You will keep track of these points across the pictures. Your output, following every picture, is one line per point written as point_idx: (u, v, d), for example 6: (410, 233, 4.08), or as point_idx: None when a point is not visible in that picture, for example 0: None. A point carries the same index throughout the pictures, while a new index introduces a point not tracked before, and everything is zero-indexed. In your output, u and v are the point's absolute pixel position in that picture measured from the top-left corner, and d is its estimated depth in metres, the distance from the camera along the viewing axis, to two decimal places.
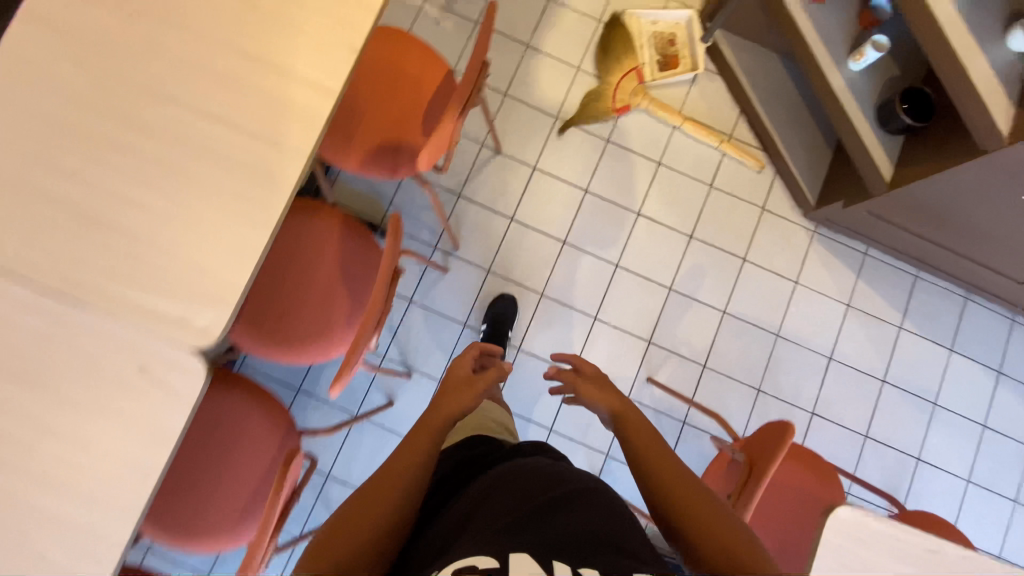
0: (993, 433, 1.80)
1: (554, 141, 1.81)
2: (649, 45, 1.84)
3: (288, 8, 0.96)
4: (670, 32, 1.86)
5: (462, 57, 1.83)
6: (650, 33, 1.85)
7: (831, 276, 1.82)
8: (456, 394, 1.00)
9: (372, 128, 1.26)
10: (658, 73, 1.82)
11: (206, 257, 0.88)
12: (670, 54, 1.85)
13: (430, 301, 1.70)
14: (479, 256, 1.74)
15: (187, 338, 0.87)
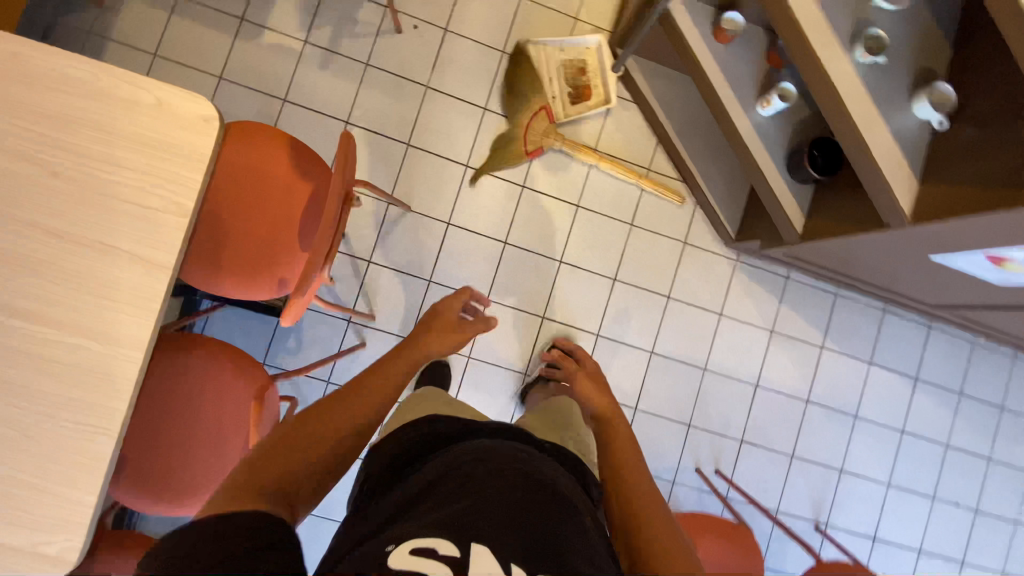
0: (910, 437, 1.88)
1: (466, 192, 1.70)
2: (559, 77, 1.72)
3: (94, 172, 0.82)
4: (580, 59, 1.74)
5: (355, 104, 1.66)
6: (561, 62, 1.73)
7: (755, 304, 1.82)
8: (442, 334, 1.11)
9: (240, 246, 1.13)
10: (570, 109, 1.72)
11: (47, 479, 0.81)
12: (582, 84, 1.73)
13: (350, 380, 1.62)
14: (398, 325, 1.65)
15: (42, 568, 0.82)
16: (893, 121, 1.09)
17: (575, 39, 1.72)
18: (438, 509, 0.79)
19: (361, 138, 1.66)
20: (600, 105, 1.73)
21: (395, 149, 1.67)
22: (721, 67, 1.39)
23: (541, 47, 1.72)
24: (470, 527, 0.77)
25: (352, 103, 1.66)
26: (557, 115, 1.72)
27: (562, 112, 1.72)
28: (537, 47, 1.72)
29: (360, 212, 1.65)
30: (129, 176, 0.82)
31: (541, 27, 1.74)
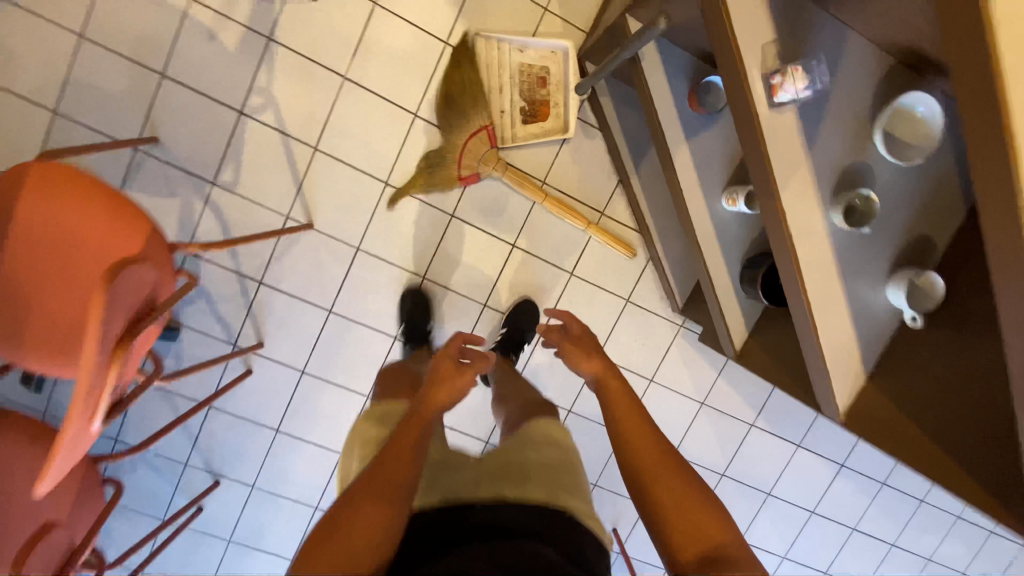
0: (818, 518, 1.84)
1: (383, 214, 1.45)
2: (512, 87, 1.40)
3: None
4: (543, 66, 1.40)
5: (252, 90, 1.35)
6: (518, 67, 1.39)
7: (691, 374, 1.67)
8: (448, 384, 0.87)
9: (47, 327, 0.93)
10: (522, 131, 1.42)
11: None
12: (540, 100, 1.41)
13: (234, 406, 1.50)
14: (291, 356, 1.49)
15: None
16: (859, 296, 0.86)
17: (539, 41, 1.37)
18: None
19: (259, 134, 1.37)
20: (557, 130, 1.43)
21: (301, 153, 1.39)
22: (690, 141, 1.10)
23: (496, 45, 1.38)
24: None
25: (249, 88, 1.35)
26: (505, 135, 1.42)
27: (508, 134, 1.42)
28: (490, 44, 1.37)
29: (254, 225, 1.41)
30: None
31: (498, 16, 1.37)
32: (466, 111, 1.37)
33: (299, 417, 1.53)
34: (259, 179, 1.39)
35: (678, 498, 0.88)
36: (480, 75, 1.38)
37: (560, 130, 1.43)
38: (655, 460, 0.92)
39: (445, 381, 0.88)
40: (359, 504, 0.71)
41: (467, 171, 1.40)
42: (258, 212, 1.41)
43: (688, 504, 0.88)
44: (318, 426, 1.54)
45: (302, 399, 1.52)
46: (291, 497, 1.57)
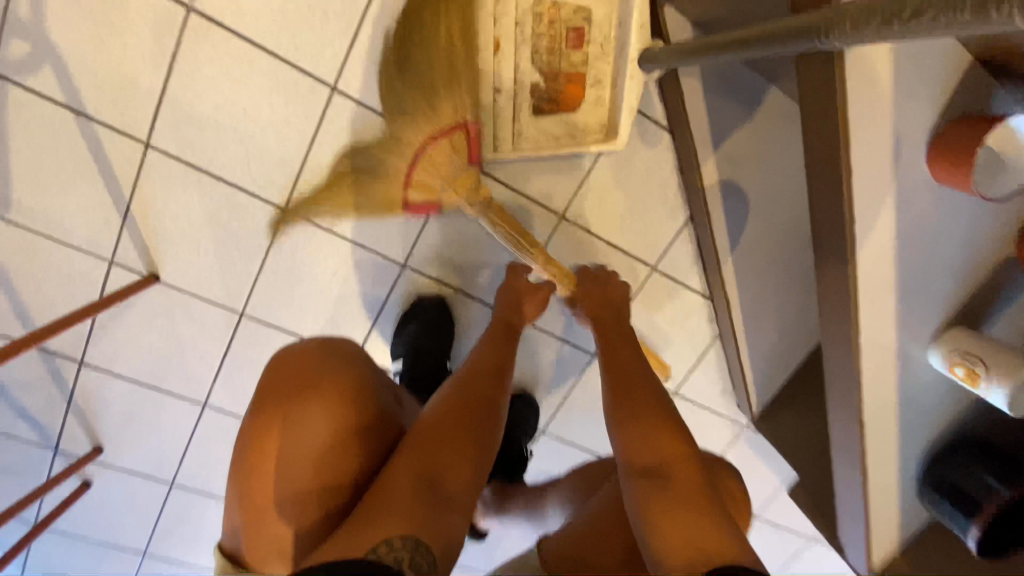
0: None
1: (284, 262, 0.84)
2: (519, 48, 0.75)
3: None
4: (581, 8, 0.74)
5: (6, 28, 0.69)
6: (530, 7, 0.73)
7: (747, 487, 1.15)
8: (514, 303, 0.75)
9: None
10: (530, 130, 0.79)
11: None
12: (567, 74, 0.77)
13: (71, 525, 1.00)
14: (149, 464, 0.96)
15: None
16: None
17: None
18: None
19: (37, 112, 0.73)
20: (595, 130, 0.79)
21: (122, 153, 0.76)
22: (902, 247, 0.50)
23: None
24: None
25: (0, 24, 0.69)
26: (501, 137, 0.79)
27: (506, 135, 0.78)
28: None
29: (54, 278, 0.81)
30: None
31: None
32: (434, 90, 0.69)
33: (175, 539, 1.04)
34: (49, 195, 0.77)
35: (642, 411, 0.65)
36: (462, 16, 0.69)
37: (600, 133, 0.79)
38: (621, 367, 0.70)
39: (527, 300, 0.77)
40: (443, 427, 0.57)
41: (420, 191, 0.75)
42: (59, 254, 0.80)
43: (647, 420, 0.64)
44: (205, 548, 1.06)
45: (176, 517, 1.02)
46: None
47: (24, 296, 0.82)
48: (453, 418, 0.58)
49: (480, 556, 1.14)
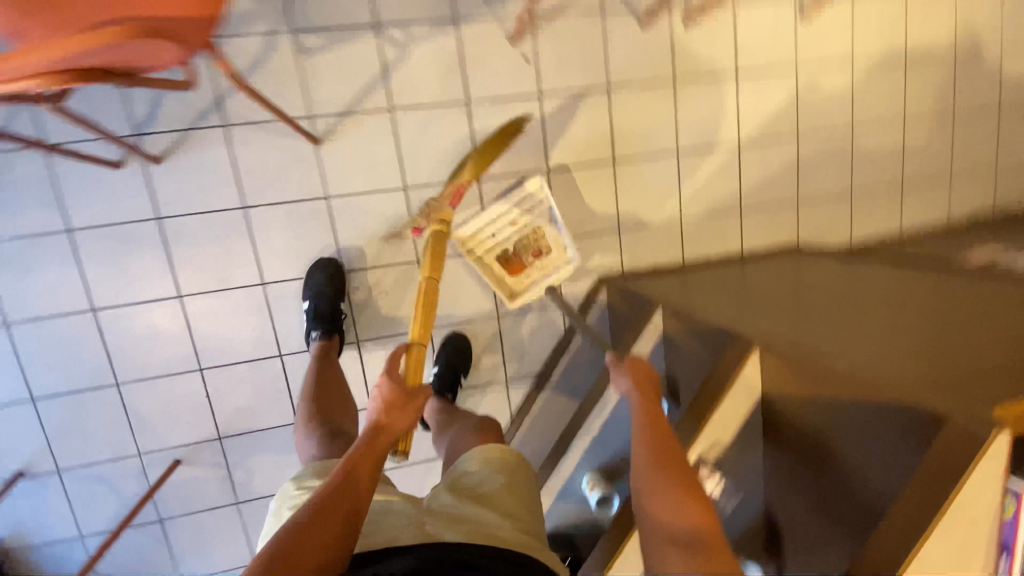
0: None
1: (373, 204, 1.39)
2: (516, 233, 1.43)
3: None
4: (549, 246, 1.45)
5: (402, 25, 1.32)
6: (532, 225, 1.43)
7: None
8: (389, 409, 0.90)
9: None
10: (487, 260, 1.43)
11: None
12: (520, 260, 1.45)
13: (66, 173, 1.24)
14: (167, 196, 1.29)
15: None
16: None
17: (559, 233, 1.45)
18: None
19: (368, 51, 1.32)
20: (507, 290, 1.44)
21: (376, 98, 1.34)
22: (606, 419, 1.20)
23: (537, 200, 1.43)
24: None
25: (401, 22, 1.32)
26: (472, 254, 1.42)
27: (477, 251, 1.42)
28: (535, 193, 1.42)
29: (276, 91, 1.29)
30: None
31: (593, 196, 1.50)
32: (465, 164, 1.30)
33: (104, 244, 1.28)
34: (326, 73, 1.31)
35: (669, 479, 0.79)
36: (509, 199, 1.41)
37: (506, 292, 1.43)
38: (657, 438, 0.85)
39: (396, 411, 0.90)
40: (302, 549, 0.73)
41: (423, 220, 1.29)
42: (294, 89, 1.30)
43: (682, 490, 0.78)
44: (109, 267, 1.29)
45: (129, 235, 1.29)
46: (4, 293, 1.27)
47: (250, 80, 1.28)
48: (315, 535, 0.75)
49: (245, 444, 1.45)
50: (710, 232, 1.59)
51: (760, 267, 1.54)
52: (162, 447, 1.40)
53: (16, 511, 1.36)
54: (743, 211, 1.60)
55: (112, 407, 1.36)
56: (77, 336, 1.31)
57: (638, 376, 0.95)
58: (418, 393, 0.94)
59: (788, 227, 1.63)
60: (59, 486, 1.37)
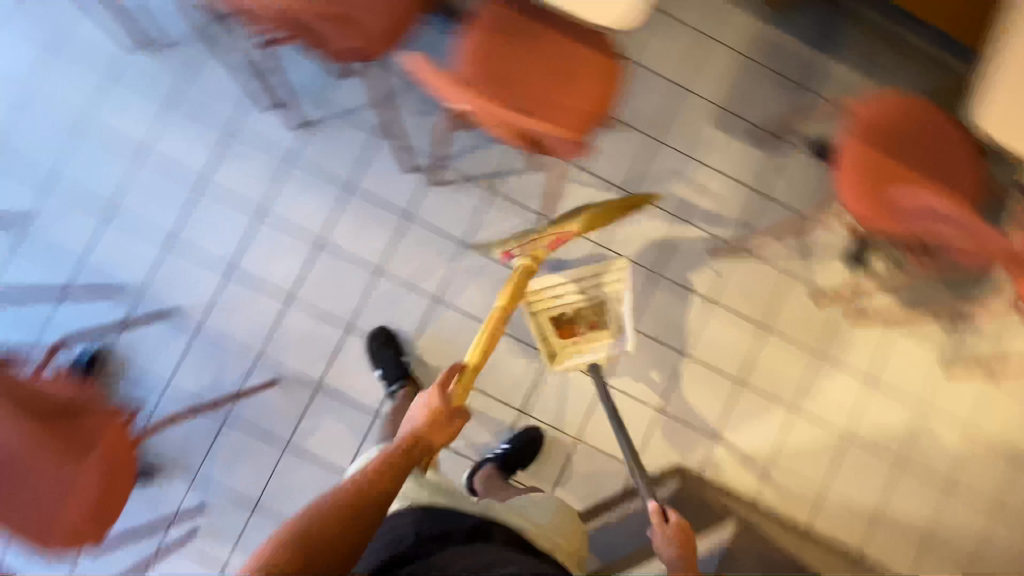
0: None
1: None
2: (580, 302, 1.48)
3: None
4: (604, 323, 1.48)
5: (649, 197, 1.68)
6: (598, 296, 1.48)
7: None
8: (432, 425, 1.10)
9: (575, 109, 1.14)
10: (543, 319, 1.50)
11: None
12: (574, 327, 1.50)
13: (373, 151, 1.63)
14: (423, 203, 1.64)
15: None
16: None
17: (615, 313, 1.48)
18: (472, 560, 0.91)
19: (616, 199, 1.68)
20: (551, 351, 1.50)
21: (600, 231, 1.67)
22: None
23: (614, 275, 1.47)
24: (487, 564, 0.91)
25: (649, 195, 1.68)
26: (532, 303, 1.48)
27: (539, 306, 1.49)
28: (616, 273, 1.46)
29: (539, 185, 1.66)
30: None
31: (711, 398, 1.66)
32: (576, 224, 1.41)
33: (358, 207, 1.62)
34: (579, 195, 1.67)
35: None
36: (584, 269, 1.47)
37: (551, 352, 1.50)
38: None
39: (436, 428, 1.10)
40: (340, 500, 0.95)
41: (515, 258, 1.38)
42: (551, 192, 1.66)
43: None
44: (349, 223, 1.62)
45: (378, 215, 1.63)
46: (272, 190, 1.61)
47: (529, 169, 1.66)
48: (352, 493, 0.96)
49: (329, 403, 1.61)
50: (789, 492, 1.67)
51: (817, 546, 1.59)
52: (274, 364, 1.60)
53: (147, 336, 1.57)
54: (824, 491, 1.68)
55: (267, 312, 1.60)
56: (290, 250, 1.60)
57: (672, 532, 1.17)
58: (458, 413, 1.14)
59: (855, 530, 1.69)
60: (187, 342, 1.58)
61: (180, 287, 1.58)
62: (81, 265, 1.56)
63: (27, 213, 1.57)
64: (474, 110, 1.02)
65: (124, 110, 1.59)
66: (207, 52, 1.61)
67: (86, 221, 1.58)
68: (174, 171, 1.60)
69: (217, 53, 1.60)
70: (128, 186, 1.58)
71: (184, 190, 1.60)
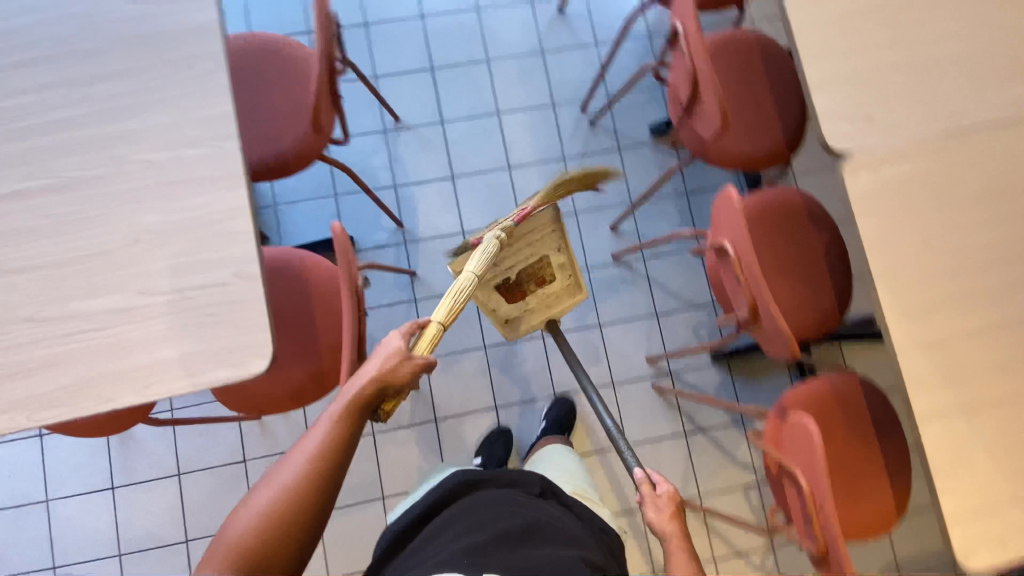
0: (56, 567, 1.56)
1: (641, 550, 1.64)
2: (522, 264, 1.31)
3: (1001, 473, 0.94)
4: (556, 277, 1.36)
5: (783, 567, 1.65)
6: (540, 251, 1.32)
7: None
8: (386, 378, 0.96)
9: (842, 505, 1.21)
10: (488, 290, 1.31)
11: (886, 225, 0.99)
12: (522, 289, 1.36)
13: (639, 322, 1.74)
14: (632, 390, 1.70)
15: (854, 158, 1.01)
16: None
17: (572, 270, 1.36)
18: (477, 514, 1.01)
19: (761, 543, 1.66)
20: (501, 319, 1.36)
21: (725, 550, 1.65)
22: None
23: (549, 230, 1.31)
24: (486, 518, 1.00)
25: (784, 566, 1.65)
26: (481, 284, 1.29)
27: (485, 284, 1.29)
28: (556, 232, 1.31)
29: (720, 470, 1.66)
30: (977, 481, 0.94)
31: None
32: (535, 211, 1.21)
33: (591, 340, 1.73)
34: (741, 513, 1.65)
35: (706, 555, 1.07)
36: (526, 231, 1.27)
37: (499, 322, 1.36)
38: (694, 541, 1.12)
39: (391, 377, 0.96)
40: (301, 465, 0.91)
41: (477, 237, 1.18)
42: (724, 485, 1.66)
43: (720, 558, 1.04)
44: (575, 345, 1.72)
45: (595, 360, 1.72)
46: None
47: (725, 451, 1.67)
48: (312, 463, 0.91)
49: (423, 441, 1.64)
50: None
51: None
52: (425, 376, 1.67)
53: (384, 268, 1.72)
54: None
55: (462, 340, 1.69)
56: None
57: (661, 502, 1.18)
58: (414, 363, 0.98)
59: None
60: (396, 299, 1.70)
61: (433, 263, 1.72)
62: (398, 186, 1.74)
63: (405, 120, 1.77)
64: (806, 486, 0.99)
65: (527, 128, 1.80)
66: (611, 152, 1.81)
67: (430, 165, 1.76)
68: (512, 193, 1.77)
69: (617, 161, 1.80)
70: (477, 171, 1.77)
71: (503, 210, 1.76)
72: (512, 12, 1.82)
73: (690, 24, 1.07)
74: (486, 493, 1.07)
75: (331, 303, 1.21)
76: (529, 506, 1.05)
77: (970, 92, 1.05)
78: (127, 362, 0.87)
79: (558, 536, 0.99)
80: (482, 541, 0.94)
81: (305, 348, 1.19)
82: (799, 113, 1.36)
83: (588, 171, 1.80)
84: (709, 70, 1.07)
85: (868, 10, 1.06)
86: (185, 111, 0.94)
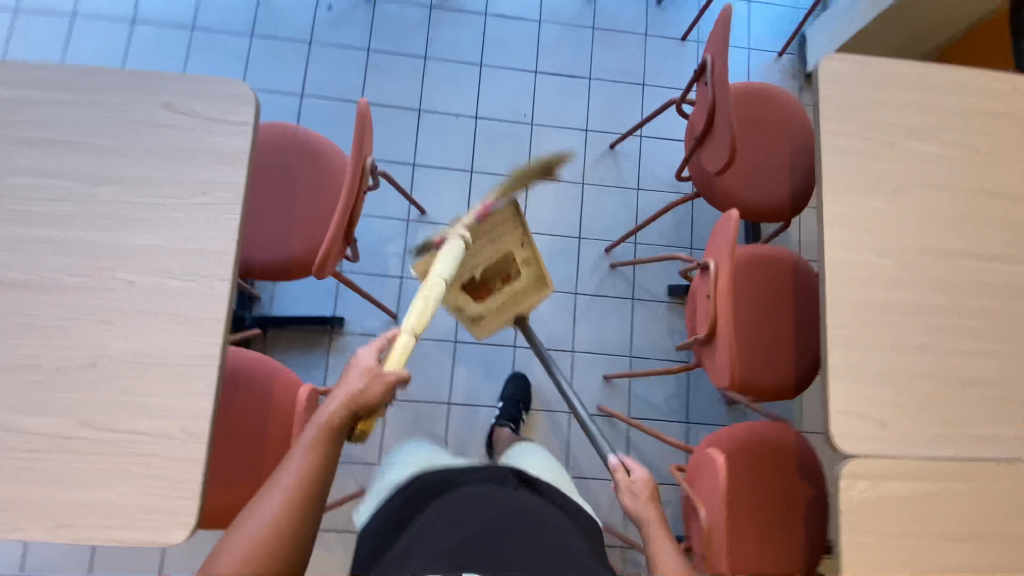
0: None
1: None
2: (486, 263, 1.30)
3: None
4: (519, 272, 1.33)
5: None
6: (504, 249, 1.30)
7: None
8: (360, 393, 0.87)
9: None
10: (456, 293, 1.31)
11: (871, 542, 0.94)
12: (489, 288, 1.34)
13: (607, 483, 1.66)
14: None
15: (855, 461, 0.96)
16: None
17: (538, 265, 1.33)
18: (463, 508, 0.94)
19: None
20: (471, 319, 1.36)
21: None
22: None
23: (512, 224, 1.31)
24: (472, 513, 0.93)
25: None
26: (450, 289, 1.30)
27: (452, 287, 1.30)
28: (514, 217, 1.29)
29: None
30: None
31: None
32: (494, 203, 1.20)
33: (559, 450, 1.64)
34: None
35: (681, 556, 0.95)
36: (486, 228, 1.27)
37: (466, 324, 1.35)
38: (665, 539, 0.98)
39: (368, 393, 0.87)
40: (276, 508, 0.79)
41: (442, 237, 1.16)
42: None
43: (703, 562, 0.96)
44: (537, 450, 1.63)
45: None
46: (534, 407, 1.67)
47: None
48: (289, 499, 0.80)
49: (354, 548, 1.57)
50: None
51: None
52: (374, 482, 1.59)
53: None
54: None
55: None
56: (487, 445, 1.62)
57: (640, 487, 1.09)
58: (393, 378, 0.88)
59: None
60: None
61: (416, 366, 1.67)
62: (404, 278, 1.71)
63: (430, 215, 1.74)
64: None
65: (546, 253, 1.78)
66: (624, 300, 1.76)
67: None
68: None
69: (627, 311, 1.76)
70: None
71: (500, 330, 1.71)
72: (563, 137, 1.83)
73: (725, 314, 1.00)
74: (462, 491, 0.98)
75: (286, 429, 1.15)
76: (510, 498, 0.97)
77: (996, 423, 0.98)
78: (47, 496, 0.82)
79: (547, 527, 0.91)
80: (466, 543, 0.86)
81: (248, 473, 1.12)
82: (812, 349, 1.30)
83: (596, 312, 1.75)
84: (734, 366, 1.00)
85: (911, 307, 1.00)
86: (184, 239, 0.89)
